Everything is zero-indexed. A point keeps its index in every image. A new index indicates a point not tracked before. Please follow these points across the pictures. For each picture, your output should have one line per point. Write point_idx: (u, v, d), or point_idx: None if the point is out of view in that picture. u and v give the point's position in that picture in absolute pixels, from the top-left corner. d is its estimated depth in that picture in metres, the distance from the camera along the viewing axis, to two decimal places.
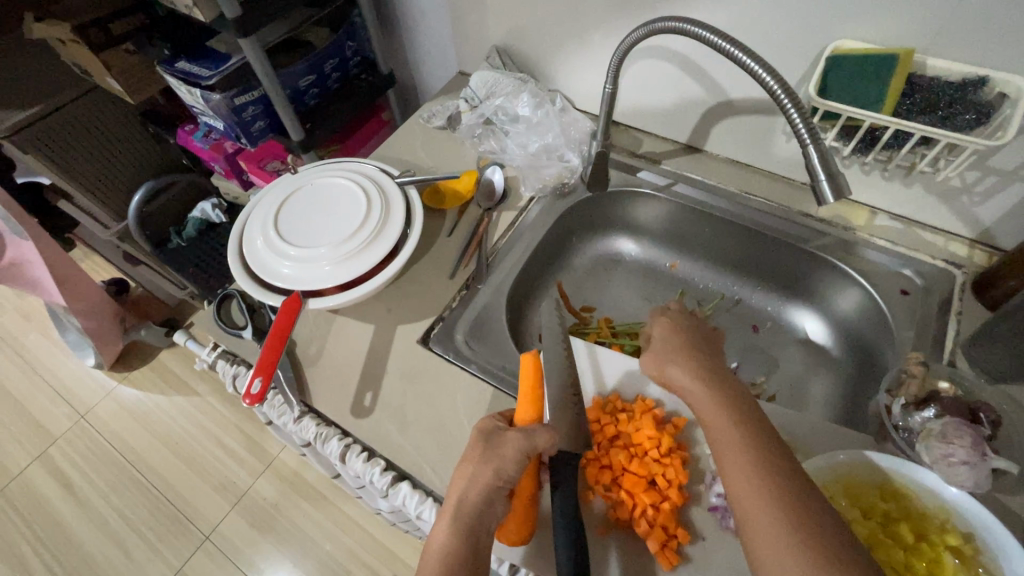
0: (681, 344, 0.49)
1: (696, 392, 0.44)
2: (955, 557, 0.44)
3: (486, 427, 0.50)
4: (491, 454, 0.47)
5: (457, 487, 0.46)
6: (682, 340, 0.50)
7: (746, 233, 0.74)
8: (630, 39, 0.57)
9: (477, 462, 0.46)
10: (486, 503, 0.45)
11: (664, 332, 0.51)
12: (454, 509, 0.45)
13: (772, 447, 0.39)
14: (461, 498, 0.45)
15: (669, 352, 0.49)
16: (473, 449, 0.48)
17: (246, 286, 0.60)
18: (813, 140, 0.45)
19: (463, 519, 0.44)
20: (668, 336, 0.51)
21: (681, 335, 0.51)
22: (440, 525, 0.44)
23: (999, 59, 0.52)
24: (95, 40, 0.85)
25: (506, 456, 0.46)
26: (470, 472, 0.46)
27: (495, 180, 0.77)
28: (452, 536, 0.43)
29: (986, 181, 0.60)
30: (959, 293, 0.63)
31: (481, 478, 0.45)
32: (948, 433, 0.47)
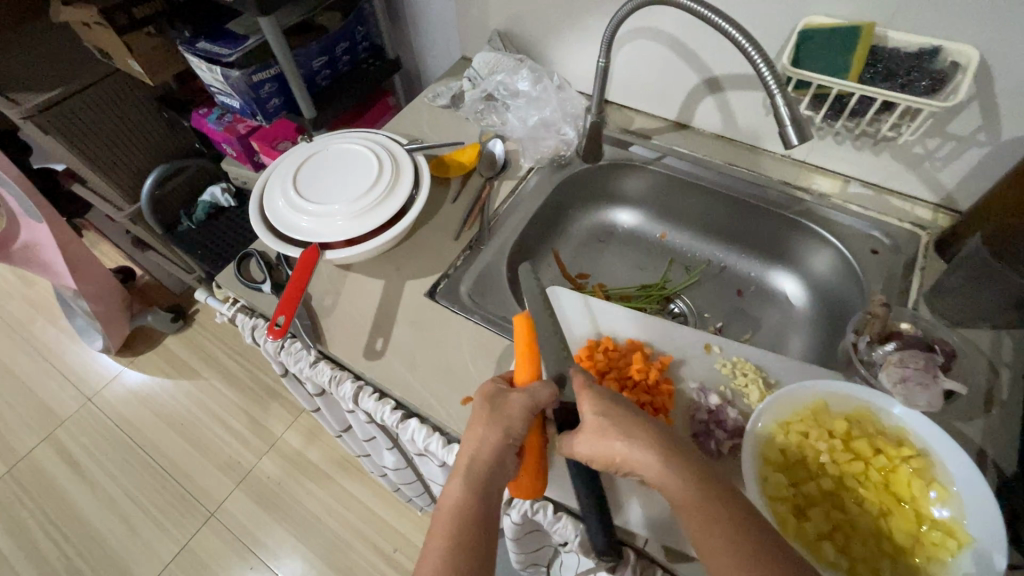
0: (618, 411, 0.48)
1: (662, 473, 0.44)
2: (910, 466, 0.49)
3: (490, 393, 0.53)
4: (498, 417, 0.50)
5: (466, 448, 0.49)
6: (615, 406, 0.49)
7: (729, 200, 0.80)
8: (622, 12, 0.63)
9: (485, 425, 0.49)
10: (494, 462, 0.48)
11: (593, 396, 0.49)
12: (465, 470, 0.48)
13: (756, 533, 0.41)
14: (470, 458, 0.48)
15: (612, 421, 0.47)
16: (479, 414, 0.51)
17: (267, 238, 0.65)
18: (781, 93, 0.51)
19: (474, 479, 0.47)
20: (602, 399, 0.49)
21: (609, 398, 0.49)
22: (452, 484, 0.48)
23: (951, 31, 0.58)
24: (120, 22, 0.90)
25: (512, 419, 0.50)
26: (477, 436, 0.49)
27: (496, 151, 0.82)
28: (464, 494, 0.47)
29: (945, 147, 0.66)
30: (923, 251, 0.69)
31: (489, 441, 0.49)
32: (904, 359, 0.54)
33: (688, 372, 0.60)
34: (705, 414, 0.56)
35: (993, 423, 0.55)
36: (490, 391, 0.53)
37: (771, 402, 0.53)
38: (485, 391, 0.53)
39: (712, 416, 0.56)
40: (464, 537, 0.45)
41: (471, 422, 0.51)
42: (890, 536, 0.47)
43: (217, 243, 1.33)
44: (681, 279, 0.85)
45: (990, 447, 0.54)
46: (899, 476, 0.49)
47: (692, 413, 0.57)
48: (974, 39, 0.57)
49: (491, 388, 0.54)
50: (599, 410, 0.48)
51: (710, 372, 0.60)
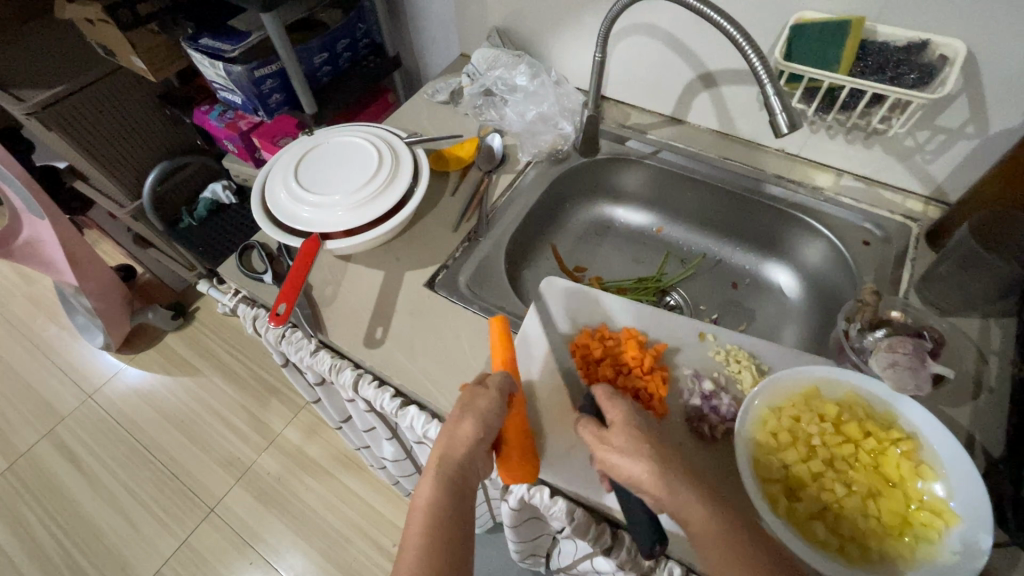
0: (649, 434, 0.49)
1: (687, 500, 0.45)
2: (899, 449, 0.50)
3: (463, 390, 0.54)
4: (471, 412, 0.51)
5: (439, 444, 0.51)
6: (647, 429, 0.50)
7: (724, 194, 0.81)
8: (617, 7, 0.64)
9: (456, 422, 0.51)
10: (467, 458, 0.50)
11: (625, 415, 0.51)
12: (437, 466, 0.49)
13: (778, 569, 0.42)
14: (443, 454, 0.50)
15: (643, 442, 0.48)
16: (452, 411, 0.52)
17: (269, 228, 0.66)
18: (771, 83, 0.52)
19: (446, 476, 0.49)
20: (633, 420, 0.51)
21: (641, 421, 0.51)
22: (424, 481, 0.49)
23: (938, 25, 0.59)
24: (124, 19, 0.92)
25: (484, 415, 0.51)
26: (450, 433, 0.51)
27: (495, 146, 0.84)
28: (436, 491, 0.48)
29: (935, 140, 0.67)
30: (913, 242, 0.70)
31: (460, 438, 0.50)
32: (894, 345, 0.55)
33: (682, 359, 0.62)
34: (698, 399, 0.58)
35: (981, 408, 0.56)
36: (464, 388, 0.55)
37: (763, 387, 0.54)
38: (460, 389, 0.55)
39: (705, 401, 0.57)
40: (436, 532, 0.46)
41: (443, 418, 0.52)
42: (879, 516, 0.48)
43: (218, 240, 1.34)
44: (677, 272, 0.86)
45: (979, 431, 0.55)
46: (889, 458, 0.50)
47: (685, 399, 0.58)
48: (960, 33, 0.59)
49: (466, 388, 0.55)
50: (632, 430, 0.50)
51: (704, 359, 0.61)
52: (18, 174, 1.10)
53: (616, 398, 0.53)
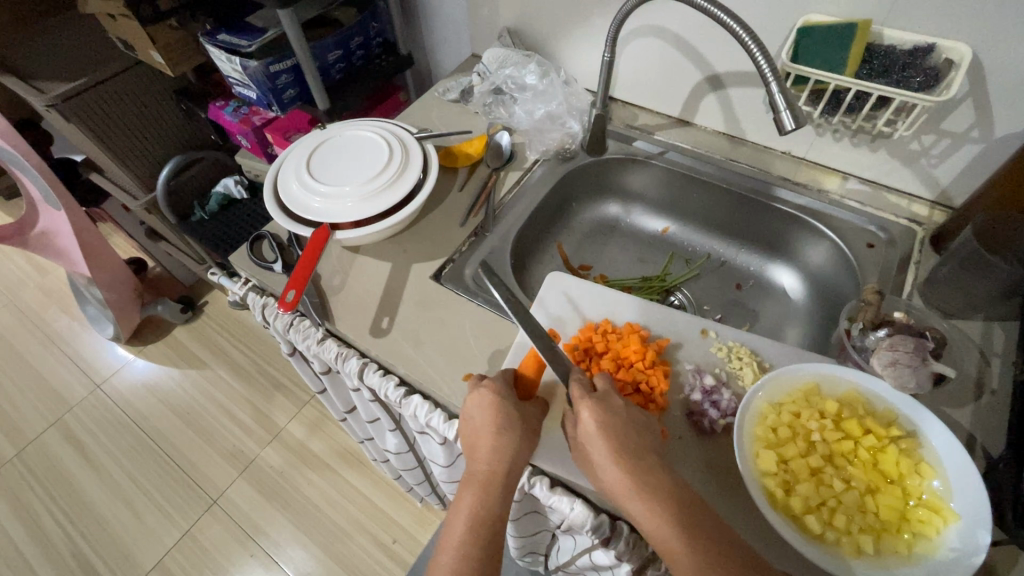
0: (614, 435, 0.49)
1: (638, 504, 0.46)
2: (898, 446, 0.50)
3: (507, 400, 0.53)
4: (524, 429, 0.52)
5: (485, 459, 0.50)
6: (617, 433, 0.49)
7: (729, 194, 0.82)
8: (626, 8, 0.66)
9: (515, 443, 0.51)
10: (515, 474, 0.51)
11: (596, 418, 0.50)
12: (483, 482, 0.50)
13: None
14: (490, 471, 0.50)
15: (606, 447, 0.48)
16: (499, 425, 0.51)
17: (280, 217, 0.67)
18: (776, 82, 0.53)
19: (492, 492, 0.49)
20: (599, 427, 0.49)
21: (610, 419, 0.50)
22: (467, 492, 0.50)
23: (944, 30, 0.60)
24: (145, 14, 0.93)
25: (532, 431, 0.53)
26: (501, 450, 0.50)
27: (503, 143, 0.85)
28: (480, 507, 0.49)
29: (940, 144, 0.68)
30: (918, 246, 0.70)
31: (512, 457, 0.50)
32: (895, 343, 0.55)
33: (684, 354, 0.62)
34: (700, 394, 0.58)
35: (983, 409, 0.56)
36: (501, 393, 0.54)
37: (764, 382, 0.55)
38: (499, 395, 0.53)
39: (707, 396, 0.58)
40: (480, 547, 0.47)
41: (489, 431, 0.51)
42: (877, 511, 0.48)
43: (228, 233, 1.35)
44: (681, 272, 0.86)
45: (979, 431, 0.55)
46: (888, 456, 0.50)
47: (687, 393, 0.59)
48: (967, 36, 0.59)
49: (508, 397, 0.54)
50: (595, 438, 0.49)
51: (706, 355, 0.62)
52: (36, 166, 1.13)
53: (587, 400, 0.51)
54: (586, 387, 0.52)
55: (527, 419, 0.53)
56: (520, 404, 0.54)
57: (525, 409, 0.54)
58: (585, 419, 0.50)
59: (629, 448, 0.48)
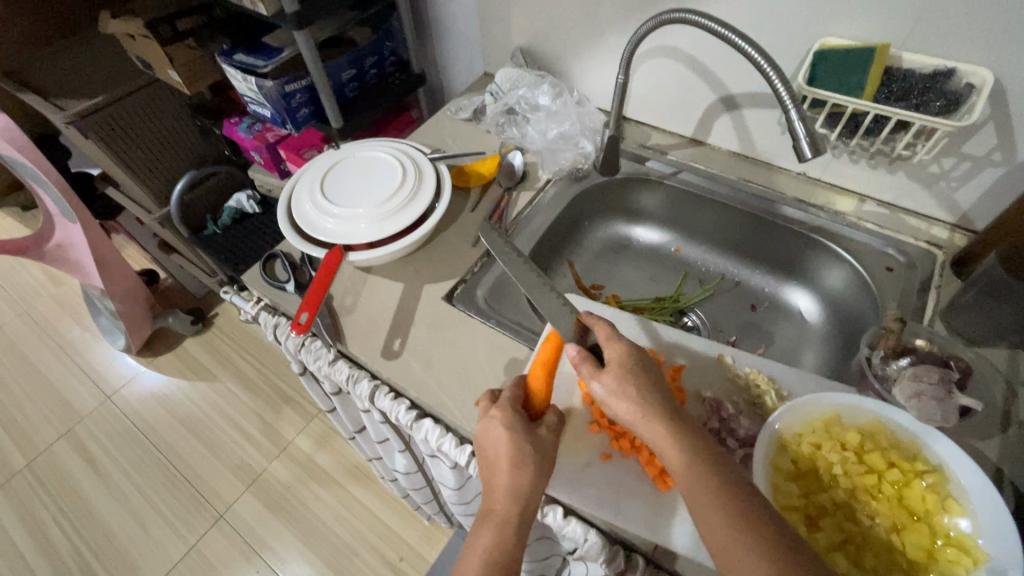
0: (641, 372, 0.50)
1: (662, 436, 0.46)
2: (925, 482, 0.49)
3: (519, 430, 0.51)
4: (540, 463, 0.50)
5: (500, 495, 0.49)
6: (643, 372, 0.50)
7: (743, 215, 0.81)
8: (641, 32, 0.66)
9: (528, 475, 0.49)
10: (531, 512, 0.49)
11: (624, 355, 0.51)
12: (499, 519, 0.48)
13: (785, 547, 0.38)
14: (506, 509, 0.49)
15: (631, 378, 0.49)
16: (512, 461, 0.49)
17: (293, 238, 0.67)
18: (795, 108, 0.53)
19: (509, 532, 0.48)
20: (628, 360, 0.50)
21: (638, 360, 0.51)
22: (483, 530, 0.48)
23: (964, 54, 0.60)
24: (164, 34, 0.96)
25: (547, 462, 0.51)
26: (516, 488, 0.49)
27: (515, 163, 0.84)
28: (496, 547, 0.47)
29: (961, 167, 0.66)
30: (939, 270, 0.69)
31: (528, 495, 0.49)
32: (919, 373, 0.54)
33: (699, 380, 0.61)
34: (717, 422, 0.57)
35: (1010, 442, 0.55)
36: (516, 426, 0.51)
37: (783, 411, 0.53)
38: (511, 425, 0.51)
39: (724, 424, 0.57)
40: None
41: (503, 464, 0.49)
42: (904, 551, 0.46)
43: (240, 248, 1.36)
44: (695, 292, 0.85)
45: (1007, 465, 0.53)
46: (913, 491, 0.48)
47: (703, 421, 0.58)
48: (988, 60, 0.58)
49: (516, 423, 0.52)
50: (622, 369, 0.50)
51: (722, 382, 0.61)
52: (54, 180, 1.14)
53: (615, 338, 0.52)
54: (613, 329, 0.53)
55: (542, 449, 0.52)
56: (533, 432, 0.52)
57: (539, 436, 0.52)
58: (613, 350, 0.51)
59: (654, 387, 0.49)
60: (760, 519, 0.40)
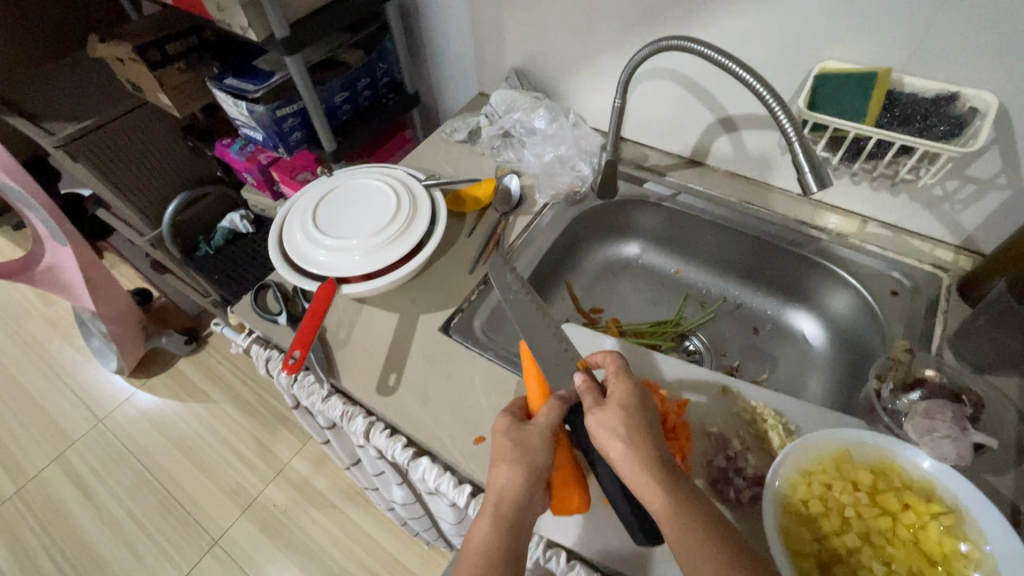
0: (639, 412, 0.49)
1: (647, 481, 0.44)
2: (940, 524, 0.47)
3: (512, 427, 0.52)
4: (520, 451, 0.49)
5: (495, 489, 0.48)
6: (642, 414, 0.49)
7: (743, 238, 0.80)
8: (638, 57, 0.64)
9: (516, 466, 0.48)
10: (519, 509, 0.47)
11: (626, 393, 0.50)
12: (495, 510, 0.47)
13: None
14: (499, 500, 0.47)
15: (628, 417, 0.48)
16: (506, 455, 0.49)
17: (285, 271, 0.66)
18: (798, 138, 0.51)
19: (503, 522, 0.46)
20: (628, 398, 0.49)
21: (638, 398, 0.50)
22: (479, 524, 0.47)
23: (966, 78, 0.59)
24: (152, 58, 0.95)
25: (531, 455, 0.49)
26: (508, 480, 0.48)
27: (512, 187, 0.83)
28: (492, 537, 0.45)
29: (965, 190, 0.65)
30: (945, 294, 0.67)
31: (520, 484, 0.48)
32: (931, 410, 0.52)
33: (704, 414, 0.59)
34: (723, 460, 0.55)
35: None
36: (505, 426, 0.52)
37: (790, 451, 0.51)
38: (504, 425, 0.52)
39: (730, 462, 0.55)
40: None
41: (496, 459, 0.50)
42: None
43: (234, 270, 1.35)
44: (697, 315, 0.84)
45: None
46: (930, 535, 0.47)
47: (709, 458, 0.56)
48: (992, 85, 0.57)
49: (507, 423, 0.52)
50: (620, 406, 0.49)
51: (728, 416, 0.59)
52: (43, 204, 1.13)
53: (624, 375, 0.52)
54: (620, 363, 0.53)
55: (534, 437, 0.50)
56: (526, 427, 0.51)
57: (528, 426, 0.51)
58: (616, 387, 0.51)
59: (649, 429, 0.48)
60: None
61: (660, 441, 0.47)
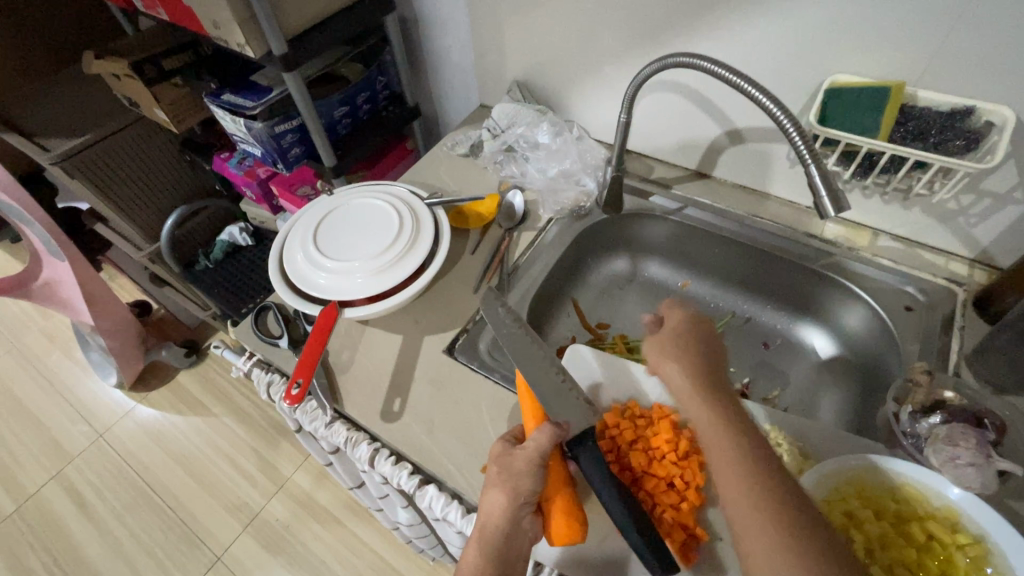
0: (690, 339, 0.52)
1: (697, 397, 0.47)
2: (966, 556, 0.46)
3: (502, 450, 0.50)
4: (504, 477, 0.48)
5: (482, 514, 0.48)
6: (694, 338, 0.52)
7: (752, 252, 0.78)
8: (644, 73, 0.63)
9: (500, 492, 0.47)
10: (504, 533, 0.46)
11: (681, 322, 0.54)
12: (481, 536, 0.47)
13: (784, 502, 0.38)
14: (485, 526, 0.47)
15: (676, 342, 0.52)
16: (492, 479, 0.49)
17: (285, 294, 0.64)
18: (812, 159, 0.50)
19: (488, 549, 0.46)
20: (682, 330, 0.53)
21: (691, 329, 0.53)
22: (470, 549, 0.47)
23: (981, 92, 0.57)
24: (149, 74, 0.93)
25: (515, 480, 0.47)
26: (492, 505, 0.47)
27: (516, 203, 0.82)
28: (478, 564, 0.45)
29: (980, 204, 0.64)
30: (961, 309, 0.66)
31: (502, 510, 0.47)
32: (953, 436, 0.50)
33: None
34: None
35: None
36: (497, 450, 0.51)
37: (810, 480, 0.49)
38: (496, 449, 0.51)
39: None
40: None
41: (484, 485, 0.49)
42: None
43: (233, 284, 1.33)
44: None
45: None
46: (957, 567, 0.46)
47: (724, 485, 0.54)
48: (1009, 99, 0.56)
49: (500, 448, 0.51)
50: (674, 335, 0.53)
51: None
52: (39, 221, 1.11)
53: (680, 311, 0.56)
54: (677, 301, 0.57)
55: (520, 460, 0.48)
56: (514, 449, 0.50)
57: (515, 449, 0.50)
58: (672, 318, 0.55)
59: (698, 353, 0.51)
60: (780, 484, 0.39)
61: (711, 360, 0.51)
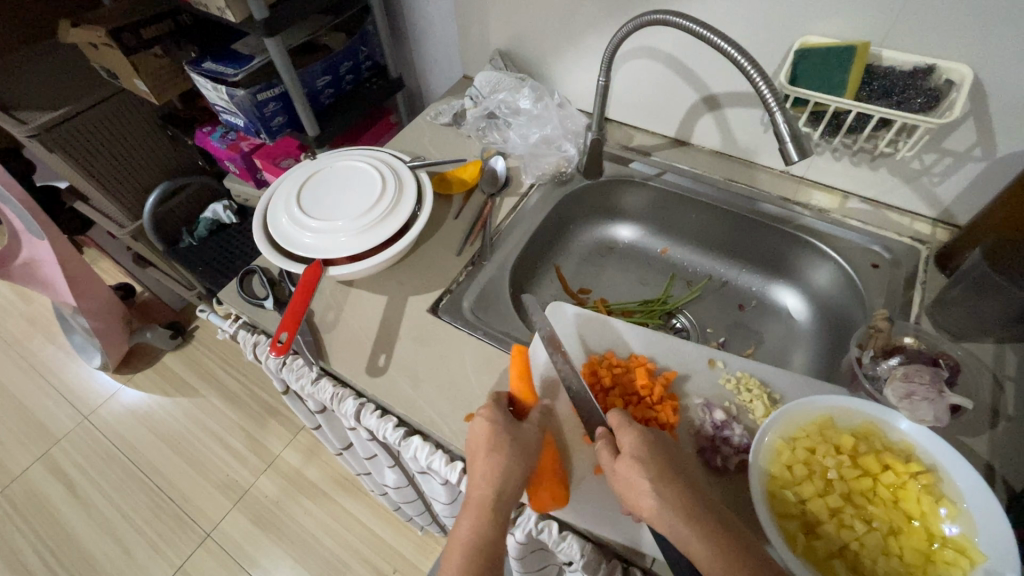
0: (656, 462, 0.48)
1: (686, 535, 0.44)
2: (919, 482, 0.48)
3: (502, 423, 0.52)
4: (511, 445, 0.50)
5: (478, 481, 0.49)
6: (656, 455, 0.49)
7: (728, 216, 0.81)
8: (621, 33, 0.64)
9: (507, 458, 0.49)
10: (507, 500, 0.49)
11: (635, 446, 0.49)
12: (477, 504, 0.49)
13: None
14: (482, 495, 0.49)
15: (646, 471, 0.47)
16: (491, 447, 0.50)
17: (268, 253, 0.65)
18: (780, 110, 0.52)
19: (486, 516, 0.48)
20: (641, 448, 0.49)
21: (654, 447, 0.49)
22: (464, 516, 0.49)
23: (942, 50, 0.59)
24: (128, 43, 0.92)
25: (518, 452, 0.50)
26: (493, 471, 0.49)
27: (498, 168, 0.83)
28: (476, 532, 0.47)
29: (942, 163, 0.67)
30: (923, 265, 0.69)
31: (502, 480, 0.49)
32: (909, 373, 0.54)
33: (692, 387, 0.60)
34: (711, 429, 0.56)
35: (999, 438, 0.55)
36: (495, 417, 0.53)
37: (775, 417, 0.52)
38: (494, 419, 0.52)
39: (717, 431, 0.56)
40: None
41: (481, 451, 0.50)
42: (901, 555, 0.46)
43: (217, 261, 1.33)
44: (682, 294, 0.85)
45: (997, 461, 0.53)
46: (909, 493, 0.48)
47: (696, 429, 0.57)
48: (967, 57, 0.59)
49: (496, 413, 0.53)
50: (638, 458, 0.48)
51: (714, 387, 0.60)
52: (18, 196, 1.10)
53: (627, 425, 0.51)
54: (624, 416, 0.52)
55: (523, 437, 0.52)
56: (514, 427, 0.53)
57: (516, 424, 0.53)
58: (625, 440, 0.50)
59: (670, 475, 0.47)
60: None
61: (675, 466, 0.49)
